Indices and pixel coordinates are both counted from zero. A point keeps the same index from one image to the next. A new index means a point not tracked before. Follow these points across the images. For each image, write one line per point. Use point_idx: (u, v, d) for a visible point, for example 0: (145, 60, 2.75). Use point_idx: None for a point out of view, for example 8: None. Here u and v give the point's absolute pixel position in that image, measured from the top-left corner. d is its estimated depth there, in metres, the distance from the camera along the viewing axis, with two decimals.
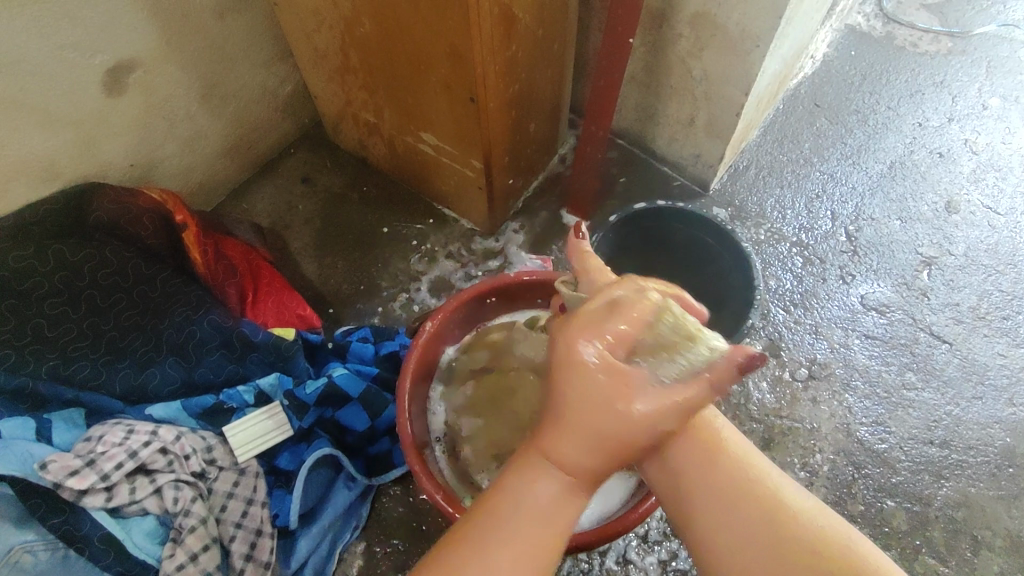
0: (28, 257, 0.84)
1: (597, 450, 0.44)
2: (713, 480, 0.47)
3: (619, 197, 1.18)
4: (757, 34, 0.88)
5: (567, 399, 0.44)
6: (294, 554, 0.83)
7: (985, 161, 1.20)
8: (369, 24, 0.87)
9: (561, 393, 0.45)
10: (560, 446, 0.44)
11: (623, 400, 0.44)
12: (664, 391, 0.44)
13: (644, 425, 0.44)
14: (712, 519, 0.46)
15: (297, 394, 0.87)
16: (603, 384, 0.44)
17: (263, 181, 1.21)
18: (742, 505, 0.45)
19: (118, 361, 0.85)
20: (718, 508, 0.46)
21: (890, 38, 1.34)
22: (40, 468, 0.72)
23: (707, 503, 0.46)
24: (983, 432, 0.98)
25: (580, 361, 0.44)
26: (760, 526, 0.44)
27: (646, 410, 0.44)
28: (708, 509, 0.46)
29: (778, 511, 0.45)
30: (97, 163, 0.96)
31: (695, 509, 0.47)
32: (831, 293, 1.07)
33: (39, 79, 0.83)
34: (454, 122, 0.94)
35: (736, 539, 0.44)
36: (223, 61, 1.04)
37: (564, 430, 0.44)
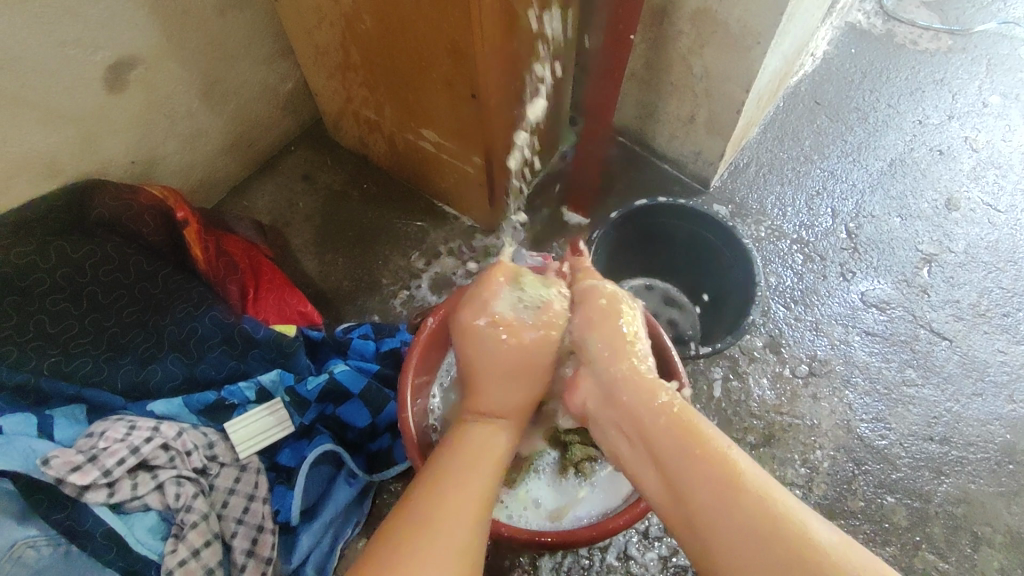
0: (30, 253, 0.84)
1: (508, 377, 0.69)
2: (710, 488, 0.54)
3: (620, 194, 1.18)
4: (758, 30, 0.88)
5: (473, 354, 0.70)
6: (295, 550, 0.83)
7: (986, 158, 1.20)
8: (370, 21, 0.87)
9: (467, 352, 0.71)
10: (479, 396, 0.68)
11: (502, 341, 0.69)
12: (532, 329, 0.70)
13: (534, 349, 0.70)
14: (714, 524, 0.52)
15: (298, 390, 0.87)
16: (490, 339, 0.70)
17: (264, 178, 1.21)
18: (735, 510, 0.52)
19: (120, 357, 0.86)
20: (715, 513, 0.53)
21: (891, 35, 1.34)
22: (42, 463, 0.72)
23: (708, 512, 0.53)
24: (983, 428, 0.98)
25: (472, 325, 0.70)
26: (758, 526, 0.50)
27: (533, 341, 0.70)
28: (707, 516, 0.53)
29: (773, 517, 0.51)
30: (98, 160, 0.96)
31: (698, 517, 0.54)
32: (831, 290, 1.08)
33: (40, 75, 0.83)
34: (455, 119, 0.94)
35: (734, 542, 0.51)
36: (225, 58, 1.04)
37: (479, 380, 0.69)
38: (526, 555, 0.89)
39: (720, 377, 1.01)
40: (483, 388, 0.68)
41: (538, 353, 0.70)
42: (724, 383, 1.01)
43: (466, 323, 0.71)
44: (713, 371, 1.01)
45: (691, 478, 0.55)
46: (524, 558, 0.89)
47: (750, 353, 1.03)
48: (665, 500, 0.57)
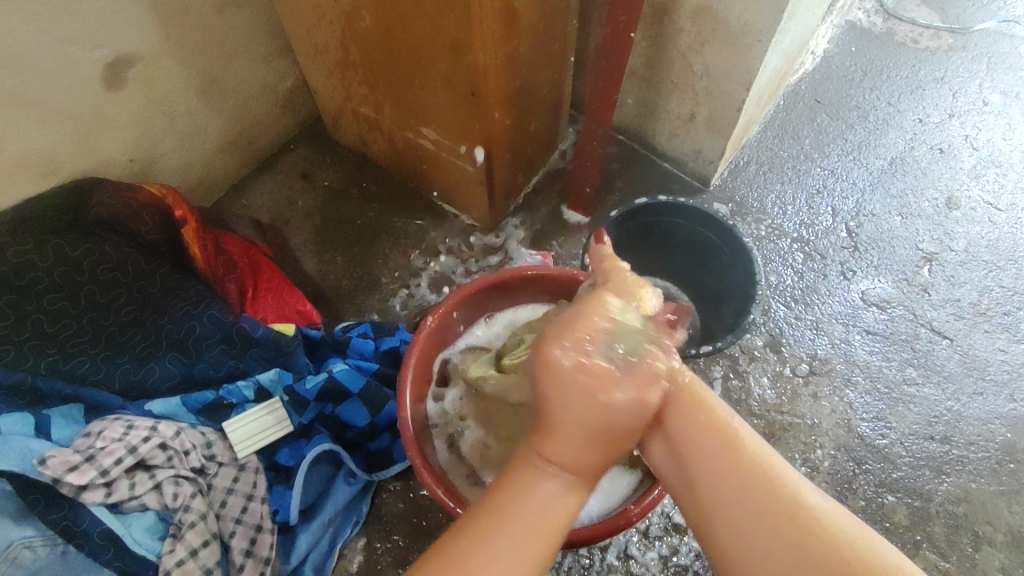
0: (27, 252, 0.84)
1: (594, 438, 0.48)
2: (735, 484, 0.47)
3: (620, 192, 1.17)
4: (758, 29, 0.87)
5: (554, 400, 0.49)
6: (294, 550, 0.83)
7: (986, 157, 1.20)
8: (369, 18, 0.87)
9: (543, 394, 0.49)
10: (557, 449, 0.48)
11: (595, 389, 0.48)
12: (635, 375, 0.49)
13: (626, 410, 0.49)
14: (734, 518, 0.46)
15: (298, 389, 0.87)
16: (578, 384, 0.48)
17: (263, 177, 1.21)
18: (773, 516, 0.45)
19: (118, 356, 0.85)
20: (747, 522, 0.46)
21: (891, 34, 1.34)
22: (40, 463, 0.72)
23: (734, 511, 0.47)
24: (983, 427, 0.98)
25: (555, 363, 0.48)
26: (780, 525, 0.45)
27: (624, 396, 0.49)
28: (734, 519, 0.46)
29: (800, 518, 0.45)
30: (96, 159, 0.96)
31: (720, 512, 0.47)
32: (832, 289, 1.07)
33: (37, 72, 0.82)
34: (455, 117, 0.94)
35: (760, 551, 0.45)
36: (223, 56, 1.04)
37: (555, 431, 0.49)
38: None
39: (720, 376, 1.01)
40: (564, 444, 0.48)
41: (638, 411, 0.49)
42: (724, 382, 1.01)
43: (555, 364, 0.49)
44: (714, 370, 1.01)
45: (708, 464, 0.48)
46: None
47: (750, 352, 1.02)
48: (679, 483, 0.51)
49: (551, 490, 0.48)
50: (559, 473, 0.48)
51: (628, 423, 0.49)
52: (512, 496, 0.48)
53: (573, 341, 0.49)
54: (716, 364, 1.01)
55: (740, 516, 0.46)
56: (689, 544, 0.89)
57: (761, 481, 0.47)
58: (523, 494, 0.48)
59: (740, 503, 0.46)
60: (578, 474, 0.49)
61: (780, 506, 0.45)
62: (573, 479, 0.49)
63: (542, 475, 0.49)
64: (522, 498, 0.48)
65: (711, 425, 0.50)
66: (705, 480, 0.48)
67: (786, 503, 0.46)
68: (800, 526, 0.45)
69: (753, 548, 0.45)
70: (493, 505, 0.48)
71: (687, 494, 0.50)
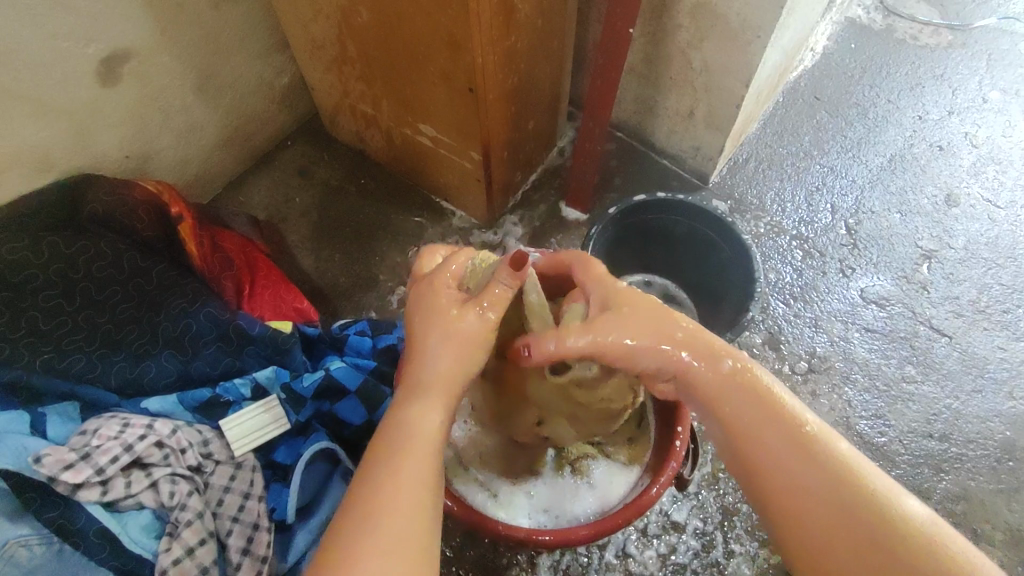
0: (22, 249, 0.84)
1: (445, 346, 0.59)
2: (805, 469, 0.50)
3: (618, 190, 1.17)
4: (758, 24, 0.87)
5: (417, 321, 0.61)
6: (291, 548, 0.81)
7: (986, 154, 1.20)
8: (366, 14, 0.86)
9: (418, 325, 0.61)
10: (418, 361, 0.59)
11: (444, 303, 0.61)
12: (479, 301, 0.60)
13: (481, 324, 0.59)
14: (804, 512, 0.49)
15: (294, 387, 0.87)
16: (441, 303, 0.61)
17: (260, 173, 1.20)
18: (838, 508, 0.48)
19: (114, 354, 0.84)
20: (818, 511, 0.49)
21: (891, 30, 1.33)
22: (35, 461, 0.71)
23: (797, 497, 0.50)
24: (982, 425, 0.98)
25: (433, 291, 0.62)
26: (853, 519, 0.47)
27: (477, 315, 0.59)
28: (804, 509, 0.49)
29: (868, 503, 0.47)
30: (91, 155, 0.95)
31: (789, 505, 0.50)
32: (831, 287, 1.07)
33: (30, 68, 0.82)
34: (453, 113, 0.93)
35: (825, 531, 0.48)
36: (220, 52, 1.03)
37: (419, 347, 0.60)
38: (524, 553, 0.88)
39: None
40: (424, 352, 0.59)
41: (478, 322, 0.59)
42: None
43: (418, 294, 0.63)
44: None
45: (772, 451, 0.51)
46: (522, 556, 0.88)
47: (749, 350, 1.02)
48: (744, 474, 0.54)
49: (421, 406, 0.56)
50: (423, 383, 0.58)
51: (474, 333, 0.59)
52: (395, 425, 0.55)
53: (439, 280, 0.62)
54: None
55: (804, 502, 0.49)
56: (688, 543, 0.89)
57: (823, 463, 0.50)
58: (409, 424, 0.55)
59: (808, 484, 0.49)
60: (438, 380, 0.58)
61: (842, 491, 0.48)
62: (436, 391, 0.57)
63: (413, 388, 0.58)
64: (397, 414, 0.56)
65: (772, 415, 0.53)
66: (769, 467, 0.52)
67: (845, 480, 0.49)
68: (878, 522, 0.46)
69: (826, 540, 0.48)
70: (386, 430, 0.55)
71: (749, 476, 0.53)
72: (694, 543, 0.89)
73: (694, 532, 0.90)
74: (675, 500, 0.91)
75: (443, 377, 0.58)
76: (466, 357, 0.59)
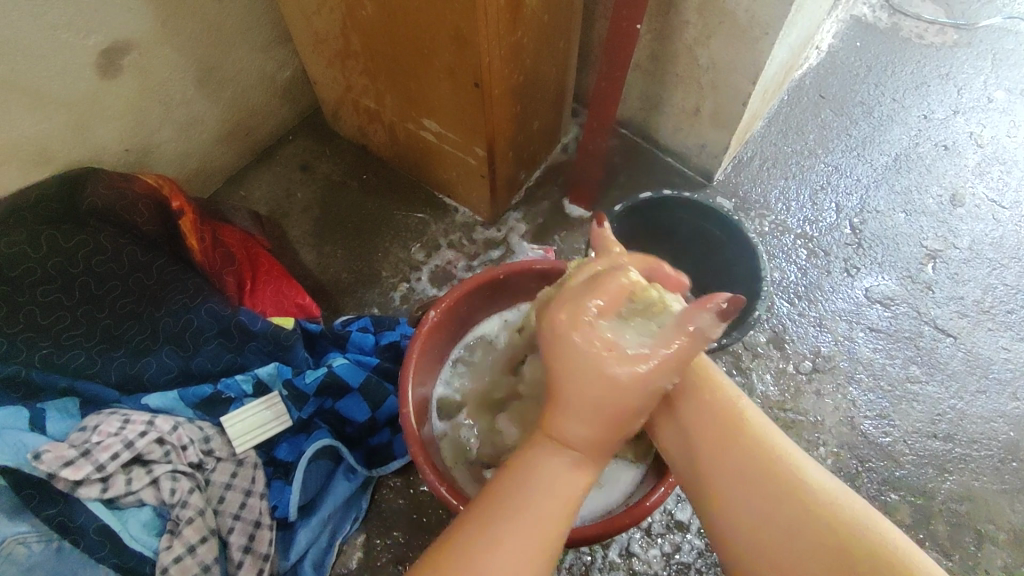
0: (19, 242, 0.82)
1: (599, 402, 0.51)
2: (745, 467, 0.51)
3: (622, 187, 1.16)
4: (766, 21, 0.86)
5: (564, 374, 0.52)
6: (293, 546, 0.82)
7: (991, 154, 1.19)
8: (371, 6, 0.85)
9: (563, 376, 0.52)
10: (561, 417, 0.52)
11: (601, 359, 0.51)
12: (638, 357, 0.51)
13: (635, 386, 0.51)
14: (744, 505, 0.50)
15: (297, 383, 0.86)
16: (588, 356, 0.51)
17: (261, 168, 1.19)
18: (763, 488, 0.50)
19: (114, 350, 0.84)
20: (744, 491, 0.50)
21: (897, 29, 1.33)
22: (34, 458, 0.70)
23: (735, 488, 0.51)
24: (987, 425, 0.98)
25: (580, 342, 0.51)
26: (790, 512, 0.48)
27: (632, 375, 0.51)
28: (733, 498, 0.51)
29: (809, 501, 0.48)
30: (90, 148, 0.94)
31: (735, 502, 0.51)
32: (836, 286, 1.07)
33: (28, 59, 0.81)
34: (458, 108, 0.92)
35: (768, 523, 0.49)
36: (221, 45, 1.02)
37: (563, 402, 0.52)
38: None
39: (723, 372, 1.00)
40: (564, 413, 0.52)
41: (637, 392, 0.51)
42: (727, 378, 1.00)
43: (561, 328, 0.52)
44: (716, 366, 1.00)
45: (721, 450, 0.53)
46: None
47: (753, 349, 1.02)
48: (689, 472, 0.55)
49: (560, 467, 0.51)
50: (565, 440, 0.52)
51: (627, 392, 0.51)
52: (531, 476, 0.51)
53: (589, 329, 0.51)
54: (719, 360, 1.01)
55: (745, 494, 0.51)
56: (692, 542, 0.89)
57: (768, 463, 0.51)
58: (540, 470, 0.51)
59: (745, 482, 0.51)
60: (585, 446, 0.52)
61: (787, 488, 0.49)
62: (580, 454, 0.52)
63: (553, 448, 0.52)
64: (542, 471, 0.51)
65: (720, 412, 0.55)
66: (714, 463, 0.53)
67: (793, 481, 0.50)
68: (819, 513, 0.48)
69: (762, 535, 0.49)
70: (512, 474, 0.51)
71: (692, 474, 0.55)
72: (699, 543, 0.89)
73: (698, 532, 0.89)
74: (679, 499, 0.91)
75: (590, 442, 0.52)
76: (618, 422, 0.52)
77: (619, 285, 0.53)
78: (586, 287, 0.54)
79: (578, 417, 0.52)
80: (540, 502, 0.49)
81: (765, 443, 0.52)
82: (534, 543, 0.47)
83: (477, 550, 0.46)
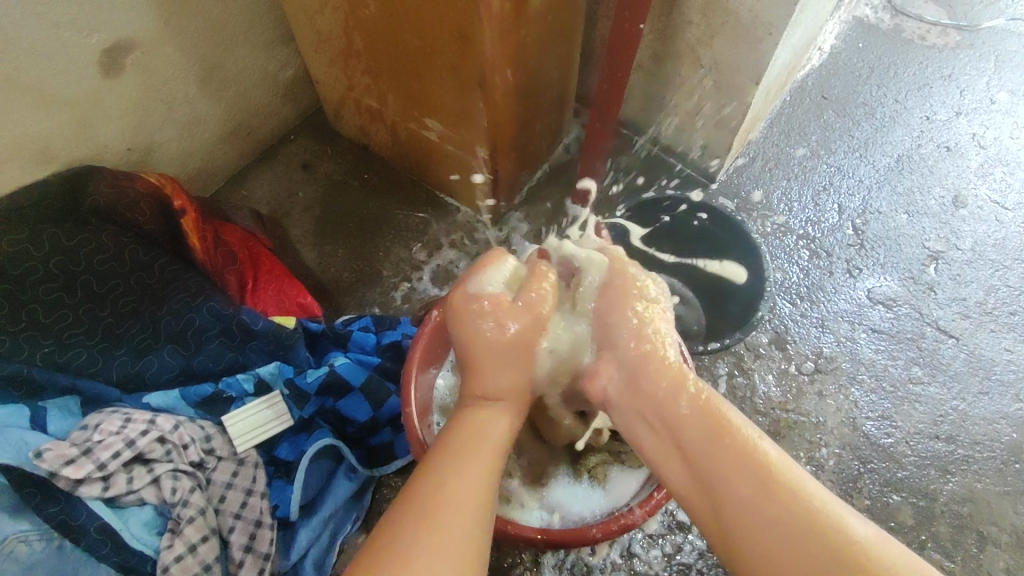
0: (22, 240, 0.82)
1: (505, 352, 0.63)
2: (750, 486, 0.52)
3: (624, 187, 1.16)
4: (770, 21, 0.86)
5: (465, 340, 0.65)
6: (294, 546, 0.82)
7: (993, 155, 1.19)
8: (374, 6, 0.85)
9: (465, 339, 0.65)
10: (477, 377, 0.64)
11: (495, 308, 0.65)
12: (520, 303, 0.65)
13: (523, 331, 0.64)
14: (752, 529, 0.50)
15: (298, 382, 0.86)
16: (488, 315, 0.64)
17: (263, 167, 1.19)
18: (769, 509, 0.50)
19: (115, 348, 0.83)
20: (750, 514, 0.51)
21: (899, 30, 1.32)
22: (35, 456, 0.70)
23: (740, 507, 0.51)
24: (989, 427, 0.97)
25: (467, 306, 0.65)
26: (799, 532, 0.48)
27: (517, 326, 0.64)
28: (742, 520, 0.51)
29: (816, 520, 0.49)
30: (92, 147, 0.94)
31: (743, 525, 0.51)
32: (838, 287, 1.06)
33: (31, 57, 0.80)
34: (460, 108, 0.92)
35: (779, 545, 0.49)
36: (224, 43, 1.02)
37: (476, 365, 0.64)
38: (529, 552, 0.87)
39: (725, 373, 1.00)
40: (481, 371, 0.64)
41: (526, 325, 0.64)
42: (729, 379, 1.00)
43: (453, 302, 0.66)
44: (718, 367, 1.00)
45: (724, 470, 0.53)
46: (526, 554, 0.88)
47: (755, 349, 1.02)
48: (697, 497, 0.55)
49: (490, 417, 0.62)
50: (483, 395, 0.63)
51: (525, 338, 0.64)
52: (464, 430, 0.60)
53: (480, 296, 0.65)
54: (721, 362, 1.00)
55: (751, 511, 0.51)
56: (694, 543, 0.89)
57: (771, 480, 0.51)
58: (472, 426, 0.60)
59: (750, 501, 0.51)
60: (506, 389, 0.63)
61: (792, 507, 0.50)
62: (504, 402, 0.63)
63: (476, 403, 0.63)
64: (473, 422, 0.61)
65: (722, 432, 0.55)
66: (717, 482, 0.53)
67: (797, 498, 0.50)
68: (827, 532, 0.48)
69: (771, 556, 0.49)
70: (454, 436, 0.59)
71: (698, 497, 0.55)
72: (700, 544, 0.89)
73: (699, 533, 0.89)
74: None
75: (510, 388, 0.64)
76: (519, 359, 0.64)
77: (495, 265, 0.68)
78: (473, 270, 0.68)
79: (492, 371, 0.63)
80: (477, 454, 0.57)
81: (767, 462, 0.53)
82: (471, 490, 0.54)
83: (429, 512, 0.51)
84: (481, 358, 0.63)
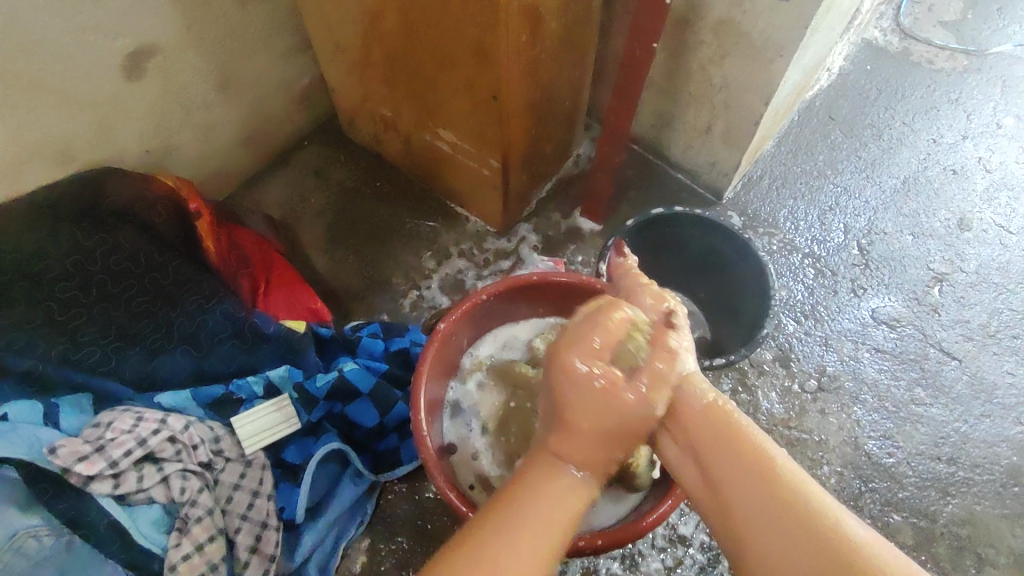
0: (40, 239, 0.84)
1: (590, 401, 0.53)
2: (766, 504, 0.47)
3: (632, 201, 1.18)
4: (781, 43, 0.87)
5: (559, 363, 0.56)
6: (298, 549, 0.82)
7: (999, 179, 1.20)
8: (393, 18, 0.87)
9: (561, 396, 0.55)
10: (564, 440, 0.54)
11: (602, 389, 0.54)
12: (638, 378, 0.55)
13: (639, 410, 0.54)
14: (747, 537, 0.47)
15: (308, 387, 0.87)
16: (592, 389, 0.54)
17: (276, 172, 1.21)
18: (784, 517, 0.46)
19: (129, 348, 0.85)
20: (764, 524, 0.47)
21: (907, 53, 1.34)
22: (49, 452, 0.71)
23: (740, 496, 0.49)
24: (990, 449, 0.98)
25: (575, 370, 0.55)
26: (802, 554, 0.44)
27: (636, 396, 0.54)
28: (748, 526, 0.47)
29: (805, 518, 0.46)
30: (113, 148, 0.96)
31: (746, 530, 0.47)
32: (842, 306, 1.07)
33: (57, 59, 0.82)
34: (475, 120, 0.94)
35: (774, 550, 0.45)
36: (244, 50, 1.04)
37: (566, 421, 0.54)
38: None
39: (729, 389, 1.01)
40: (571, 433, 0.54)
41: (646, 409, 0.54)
42: (733, 395, 1.01)
43: (568, 365, 0.55)
44: (722, 383, 1.01)
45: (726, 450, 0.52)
46: None
47: (760, 366, 1.03)
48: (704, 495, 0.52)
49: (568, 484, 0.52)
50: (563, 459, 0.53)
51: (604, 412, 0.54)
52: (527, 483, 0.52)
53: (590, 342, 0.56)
54: (724, 377, 1.02)
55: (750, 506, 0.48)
56: (694, 557, 0.89)
57: (776, 491, 0.47)
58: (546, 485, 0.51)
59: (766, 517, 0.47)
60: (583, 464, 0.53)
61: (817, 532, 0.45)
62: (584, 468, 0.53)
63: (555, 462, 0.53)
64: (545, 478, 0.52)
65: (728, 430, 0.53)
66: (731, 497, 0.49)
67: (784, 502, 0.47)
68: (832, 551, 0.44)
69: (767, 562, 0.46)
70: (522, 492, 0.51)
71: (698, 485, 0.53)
72: (701, 558, 0.89)
73: (700, 547, 0.90)
74: (683, 514, 0.91)
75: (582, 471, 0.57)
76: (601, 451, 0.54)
77: (615, 322, 0.58)
78: (588, 321, 0.59)
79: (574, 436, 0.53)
80: (535, 528, 0.48)
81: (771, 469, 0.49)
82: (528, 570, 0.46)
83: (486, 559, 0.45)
84: (582, 426, 0.53)
